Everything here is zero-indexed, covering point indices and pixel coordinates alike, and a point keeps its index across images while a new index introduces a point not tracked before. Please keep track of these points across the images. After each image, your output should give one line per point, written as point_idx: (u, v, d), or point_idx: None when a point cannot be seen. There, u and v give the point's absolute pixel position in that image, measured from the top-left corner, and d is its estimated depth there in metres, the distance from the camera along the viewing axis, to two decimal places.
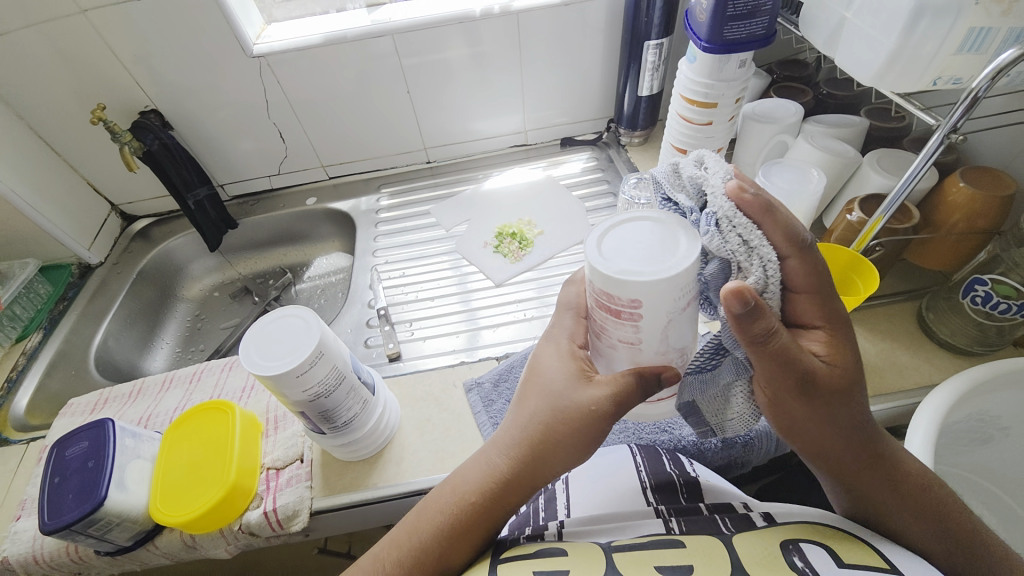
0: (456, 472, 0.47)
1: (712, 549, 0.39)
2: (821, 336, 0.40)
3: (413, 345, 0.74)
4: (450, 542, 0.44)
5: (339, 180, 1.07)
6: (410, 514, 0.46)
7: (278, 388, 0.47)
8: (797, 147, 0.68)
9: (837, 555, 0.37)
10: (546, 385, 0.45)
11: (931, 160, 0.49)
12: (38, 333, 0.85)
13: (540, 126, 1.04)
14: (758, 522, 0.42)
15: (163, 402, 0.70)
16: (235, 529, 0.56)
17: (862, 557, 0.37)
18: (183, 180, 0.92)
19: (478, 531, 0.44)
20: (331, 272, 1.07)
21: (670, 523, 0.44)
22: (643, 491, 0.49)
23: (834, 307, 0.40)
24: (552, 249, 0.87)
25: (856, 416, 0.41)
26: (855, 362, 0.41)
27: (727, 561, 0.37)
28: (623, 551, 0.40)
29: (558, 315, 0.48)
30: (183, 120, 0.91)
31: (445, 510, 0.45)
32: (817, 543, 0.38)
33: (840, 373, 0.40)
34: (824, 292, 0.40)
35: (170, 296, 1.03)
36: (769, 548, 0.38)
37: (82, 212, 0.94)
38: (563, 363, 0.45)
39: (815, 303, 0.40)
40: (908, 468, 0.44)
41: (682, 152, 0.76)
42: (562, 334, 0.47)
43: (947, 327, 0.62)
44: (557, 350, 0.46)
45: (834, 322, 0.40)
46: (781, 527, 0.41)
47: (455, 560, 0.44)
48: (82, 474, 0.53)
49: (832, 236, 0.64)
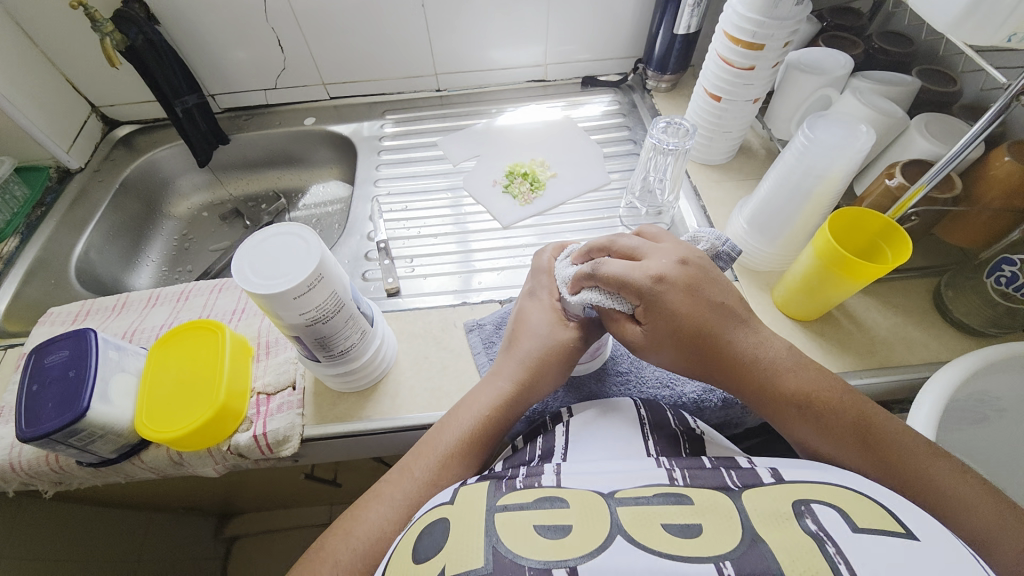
0: (465, 400, 0.53)
1: (720, 508, 0.38)
2: (641, 309, 0.47)
3: (413, 281, 0.71)
4: (453, 459, 0.49)
5: (340, 101, 0.99)
6: (423, 441, 0.51)
7: (273, 310, 0.43)
8: (844, 101, 0.63)
9: (850, 518, 0.35)
10: (534, 330, 0.55)
11: (986, 131, 0.47)
12: (15, 237, 0.80)
13: (562, 60, 0.96)
14: (766, 479, 0.40)
15: (148, 317, 0.67)
16: (224, 449, 0.55)
17: (880, 519, 0.35)
18: (170, 84, 0.84)
19: (493, 443, 0.51)
20: (327, 201, 1.01)
21: (674, 474, 0.42)
22: (644, 440, 0.48)
23: (633, 286, 0.47)
24: (565, 193, 0.82)
25: (737, 363, 0.48)
26: (702, 309, 0.47)
27: (738, 526, 0.36)
28: (627, 506, 0.38)
29: (536, 279, 0.58)
30: (170, 15, 0.82)
31: (450, 432, 0.50)
32: (829, 505, 0.37)
33: (678, 326, 0.47)
34: (619, 284, 0.47)
35: (156, 212, 0.97)
36: (780, 510, 0.37)
37: (59, 111, 0.87)
38: (546, 314, 0.55)
39: (622, 290, 0.47)
40: (819, 391, 0.46)
41: (716, 99, 0.71)
42: (546, 292, 0.57)
43: (964, 306, 0.60)
44: (544, 307, 0.56)
45: (643, 298, 0.47)
46: (792, 484, 0.40)
47: (459, 468, 0.49)
48: (62, 383, 0.50)
49: (863, 202, 0.61)
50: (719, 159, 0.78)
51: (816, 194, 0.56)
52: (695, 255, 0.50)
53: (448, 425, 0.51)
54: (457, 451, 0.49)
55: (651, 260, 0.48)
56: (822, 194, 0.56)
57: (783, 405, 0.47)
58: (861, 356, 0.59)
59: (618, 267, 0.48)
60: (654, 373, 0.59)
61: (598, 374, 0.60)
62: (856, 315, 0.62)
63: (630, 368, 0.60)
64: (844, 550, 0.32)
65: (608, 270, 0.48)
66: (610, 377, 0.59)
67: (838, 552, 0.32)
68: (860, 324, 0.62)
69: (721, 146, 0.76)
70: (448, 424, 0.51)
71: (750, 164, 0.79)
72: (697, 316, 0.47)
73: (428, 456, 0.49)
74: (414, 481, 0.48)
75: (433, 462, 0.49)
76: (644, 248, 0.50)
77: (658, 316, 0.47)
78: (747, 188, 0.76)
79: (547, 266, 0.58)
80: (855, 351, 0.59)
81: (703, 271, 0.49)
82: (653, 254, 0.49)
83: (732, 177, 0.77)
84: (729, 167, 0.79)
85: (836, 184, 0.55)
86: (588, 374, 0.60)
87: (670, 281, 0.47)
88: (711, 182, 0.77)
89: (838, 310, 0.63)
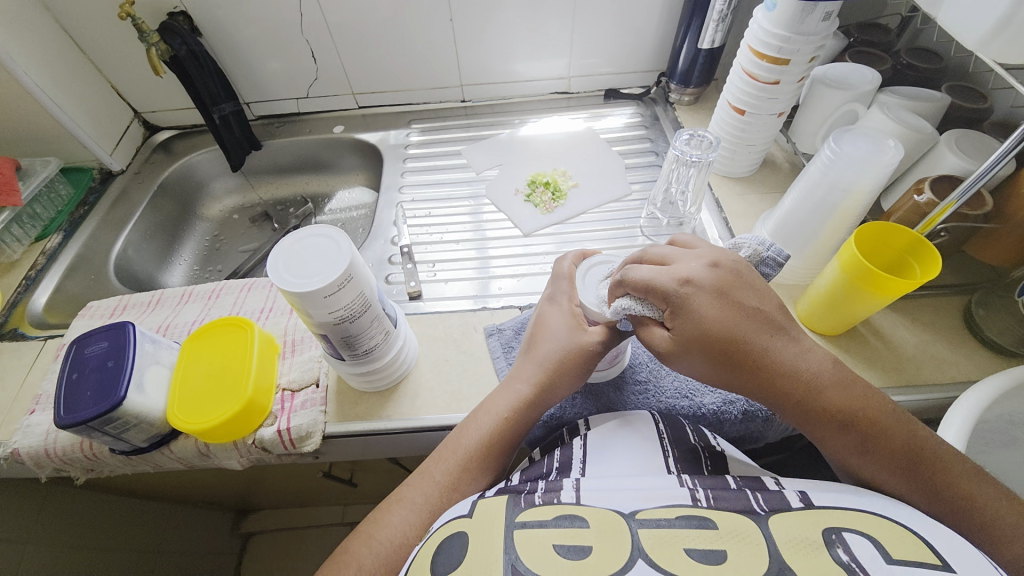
0: (484, 404, 0.54)
1: (745, 531, 0.37)
2: (670, 314, 0.47)
3: (435, 286, 0.73)
4: (471, 462, 0.50)
5: (368, 110, 1.02)
6: (445, 443, 0.52)
7: (303, 308, 0.45)
8: (871, 116, 0.63)
9: (884, 548, 0.36)
10: (553, 335, 0.55)
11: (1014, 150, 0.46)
12: (59, 234, 0.84)
13: (585, 73, 0.97)
14: (794, 504, 0.40)
15: (180, 313, 0.70)
16: (249, 443, 0.57)
17: (914, 549, 0.35)
18: (209, 92, 0.88)
19: (510, 445, 0.51)
20: (352, 206, 1.04)
21: (697, 494, 0.41)
22: (665, 458, 0.48)
23: (661, 289, 0.47)
24: (586, 203, 0.83)
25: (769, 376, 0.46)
26: (730, 314, 0.46)
27: (764, 553, 0.36)
28: (649, 528, 0.38)
29: (557, 285, 0.59)
30: (213, 27, 0.87)
31: (470, 436, 0.51)
32: (860, 533, 0.37)
33: (708, 332, 0.46)
34: (646, 289, 0.47)
35: (189, 213, 1.01)
36: (810, 537, 0.37)
37: (105, 116, 0.91)
38: (565, 319, 0.56)
39: (650, 293, 0.47)
40: (845, 395, 0.45)
41: (740, 113, 0.72)
42: (566, 298, 0.57)
43: (996, 326, 0.59)
44: (564, 312, 0.56)
45: (671, 301, 0.46)
46: (822, 509, 0.39)
47: (477, 469, 0.50)
48: (101, 372, 0.53)
49: (891, 217, 0.61)
50: (742, 172, 0.78)
51: (842, 207, 0.56)
52: (726, 260, 0.49)
53: (468, 428, 0.52)
54: (475, 454, 0.50)
55: (680, 264, 0.49)
56: (847, 208, 0.56)
57: (806, 409, 0.46)
58: (887, 373, 0.58)
59: (645, 271, 0.48)
60: (673, 383, 0.59)
61: (617, 382, 0.60)
62: (882, 332, 0.61)
63: (648, 378, 0.60)
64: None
65: (637, 275, 0.48)
66: (628, 385, 0.60)
67: None
68: (886, 341, 0.61)
69: (745, 159, 0.76)
70: (469, 427, 0.52)
71: (773, 177, 0.78)
72: (724, 321, 0.46)
73: (449, 459, 0.50)
74: (436, 485, 0.49)
75: (453, 465, 0.50)
76: (675, 255, 0.51)
77: (686, 320, 0.46)
78: (770, 201, 0.76)
79: (569, 273, 0.59)
80: (881, 368, 0.58)
81: (735, 277, 0.48)
82: (683, 259, 0.50)
83: (755, 190, 0.77)
84: (752, 180, 0.79)
85: (862, 198, 0.55)
86: (607, 382, 0.60)
87: (699, 284, 0.47)
88: (733, 195, 0.77)
89: (864, 326, 0.62)
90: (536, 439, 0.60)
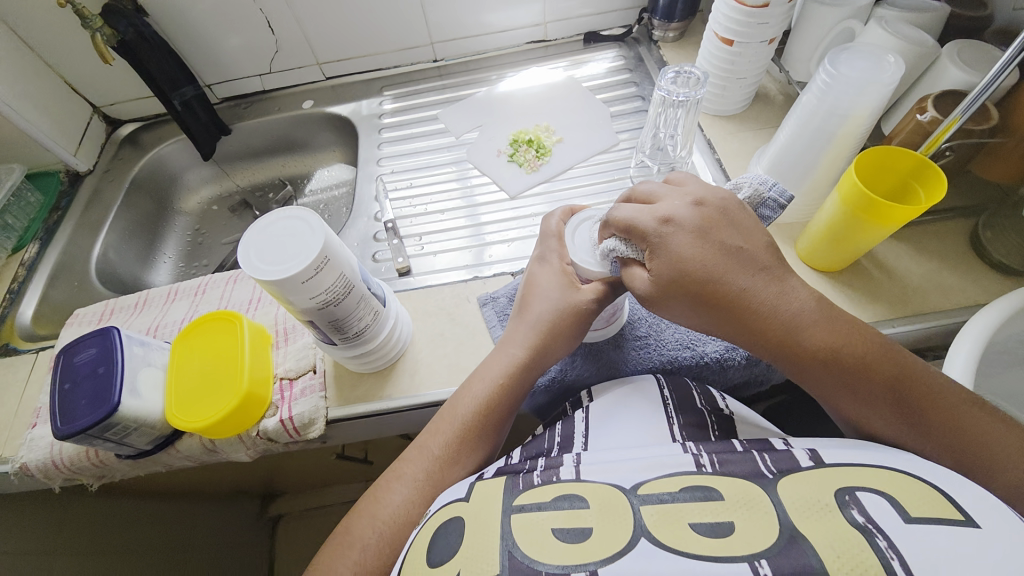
0: (476, 371, 0.53)
1: (752, 500, 0.36)
2: (648, 254, 0.45)
3: (424, 260, 0.71)
4: (467, 433, 0.49)
5: (337, 81, 0.97)
6: (437, 418, 0.51)
7: (284, 296, 0.43)
8: (868, 33, 0.59)
9: (901, 506, 0.34)
10: (544, 294, 0.54)
11: (1016, 58, 0.43)
12: (35, 243, 0.82)
13: (561, 17, 0.91)
14: (804, 462, 0.39)
15: (169, 312, 0.68)
16: (254, 434, 0.57)
17: (933, 505, 0.34)
18: (167, 77, 0.83)
19: (508, 411, 0.51)
20: (332, 185, 1.00)
21: (701, 459, 0.40)
22: (671, 426, 0.47)
23: (637, 228, 0.46)
24: (572, 158, 0.79)
25: (764, 326, 0.44)
26: (713, 251, 0.44)
27: (774, 522, 0.35)
28: (652, 504, 0.37)
29: (545, 244, 0.57)
30: (158, 5, 0.81)
31: (463, 410, 0.50)
32: (874, 492, 0.35)
33: (684, 269, 0.44)
34: (626, 228, 0.46)
35: (167, 209, 0.98)
36: (820, 498, 0.36)
37: (63, 114, 0.87)
38: (555, 278, 0.54)
39: (630, 231, 0.46)
40: (846, 342, 0.43)
41: (728, 44, 0.67)
42: (555, 257, 0.56)
43: (1003, 246, 0.57)
44: (553, 271, 0.55)
45: (648, 241, 0.45)
46: (833, 468, 0.38)
47: (475, 436, 0.49)
48: (93, 380, 0.52)
49: (893, 141, 0.57)
50: (734, 109, 0.74)
51: (840, 134, 0.53)
52: (711, 199, 0.46)
53: (462, 398, 0.51)
54: (471, 423, 0.49)
55: (664, 202, 0.47)
56: (847, 135, 0.53)
57: (804, 359, 0.44)
58: (891, 306, 0.56)
59: (629, 210, 0.46)
60: (673, 335, 0.58)
61: (617, 339, 0.59)
62: (885, 264, 0.59)
63: (648, 332, 0.59)
64: (895, 543, 0.32)
65: (619, 214, 0.47)
66: (627, 342, 0.58)
67: (889, 546, 0.32)
68: (890, 273, 0.59)
69: (736, 95, 0.72)
70: (461, 399, 0.51)
71: (767, 111, 0.74)
72: (706, 259, 0.44)
73: (443, 433, 0.50)
74: (433, 458, 0.49)
75: (449, 438, 0.49)
76: (661, 193, 0.48)
77: (664, 259, 0.44)
78: (765, 137, 0.72)
79: (556, 231, 0.57)
80: (885, 300, 0.57)
81: (724, 214, 0.46)
82: (670, 196, 0.48)
83: (748, 127, 0.73)
84: (744, 116, 0.75)
85: (862, 122, 0.51)
86: (608, 340, 0.59)
87: (679, 223, 0.45)
88: (726, 134, 0.73)
89: (866, 259, 0.60)
90: (539, 404, 0.60)
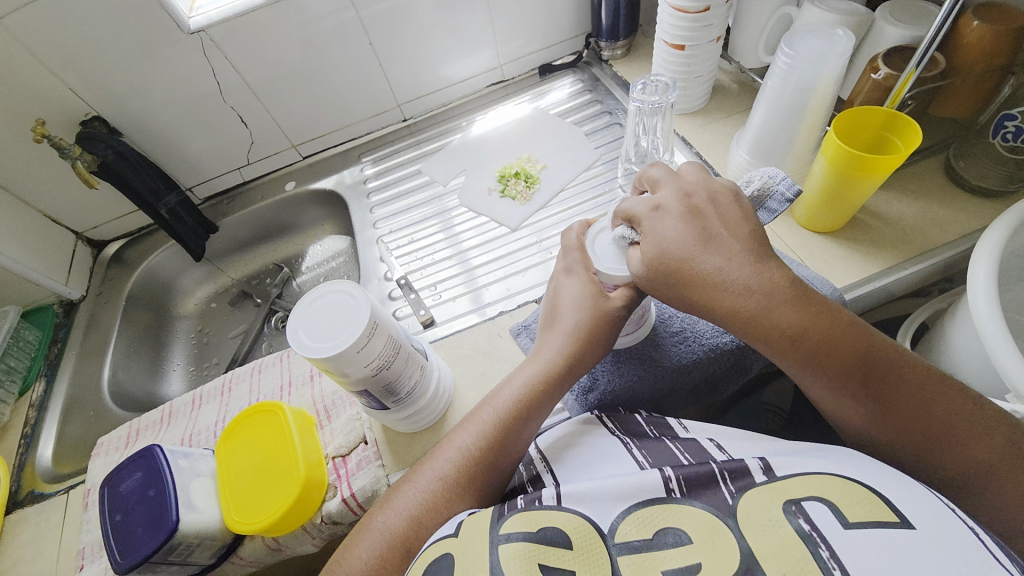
0: (508, 376, 0.53)
1: (715, 533, 0.38)
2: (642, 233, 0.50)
3: (444, 307, 0.71)
4: (487, 451, 0.49)
5: (314, 158, 0.99)
6: (448, 443, 0.50)
7: (337, 370, 0.43)
8: (804, 14, 0.65)
9: (841, 513, 0.37)
10: (574, 305, 0.54)
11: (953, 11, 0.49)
12: (41, 381, 0.79)
13: (514, 57, 0.96)
14: (759, 478, 0.41)
15: (199, 418, 0.66)
16: (318, 522, 0.54)
17: (869, 510, 0.36)
18: (148, 188, 0.84)
19: (542, 414, 0.51)
20: (328, 257, 1.01)
21: (670, 485, 0.41)
22: (631, 451, 0.47)
23: (631, 212, 0.51)
24: (560, 181, 0.83)
25: (737, 307, 0.46)
26: (692, 239, 0.47)
27: (734, 550, 0.37)
28: (626, 553, 0.38)
29: (567, 255, 0.57)
30: (131, 123, 0.83)
31: (477, 428, 0.50)
32: (818, 497, 0.38)
33: (666, 252, 0.47)
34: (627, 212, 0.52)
35: (167, 317, 0.96)
36: (771, 518, 0.38)
37: (48, 247, 0.86)
38: (582, 288, 0.54)
39: (631, 215, 0.51)
40: (827, 331, 0.45)
41: (681, 48, 0.72)
42: (582, 268, 0.56)
43: (977, 171, 0.61)
44: (580, 280, 0.55)
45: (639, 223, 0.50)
46: (784, 480, 0.40)
47: (496, 462, 0.49)
48: (145, 504, 0.50)
49: (856, 101, 0.62)
50: (697, 104, 0.79)
51: (811, 104, 0.57)
52: (711, 188, 0.50)
53: (484, 407, 0.51)
54: (506, 419, 0.50)
55: (665, 189, 0.51)
56: (816, 106, 0.57)
57: (781, 347, 0.46)
58: (897, 249, 0.60)
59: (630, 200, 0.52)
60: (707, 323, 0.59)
61: (655, 337, 0.60)
62: (879, 213, 0.63)
63: (684, 327, 0.60)
64: (837, 553, 0.35)
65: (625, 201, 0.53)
66: (665, 339, 0.60)
67: (831, 556, 0.35)
68: (886, 220, 0.62)
69: (696, 92, 0.77)
70: (479, 416, 0.51)
71: (728, 101, 0.80)
72: (689, 246, 0.47)
73: (457, 446, 0.49)
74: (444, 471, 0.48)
75: (464, 446, 0.49)
76: (664, 180, 0.52)
77: (650, 243, 0.48)
78: (733, 123, 0.77)
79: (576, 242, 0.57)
80: (890, 245, 0.60)
81: (713, 201, 0.49)
82: (669, 186, 0.51)
83: (715, 119, 0.78)
84: (708, 109, 0.80)
85: (827, 91, 0.56)
86: (647, 342, 0.60)
87: (667, 209, 0.49)
88: (697, 129, 0.78)
89: (861, 213, 0.63)
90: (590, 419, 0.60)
